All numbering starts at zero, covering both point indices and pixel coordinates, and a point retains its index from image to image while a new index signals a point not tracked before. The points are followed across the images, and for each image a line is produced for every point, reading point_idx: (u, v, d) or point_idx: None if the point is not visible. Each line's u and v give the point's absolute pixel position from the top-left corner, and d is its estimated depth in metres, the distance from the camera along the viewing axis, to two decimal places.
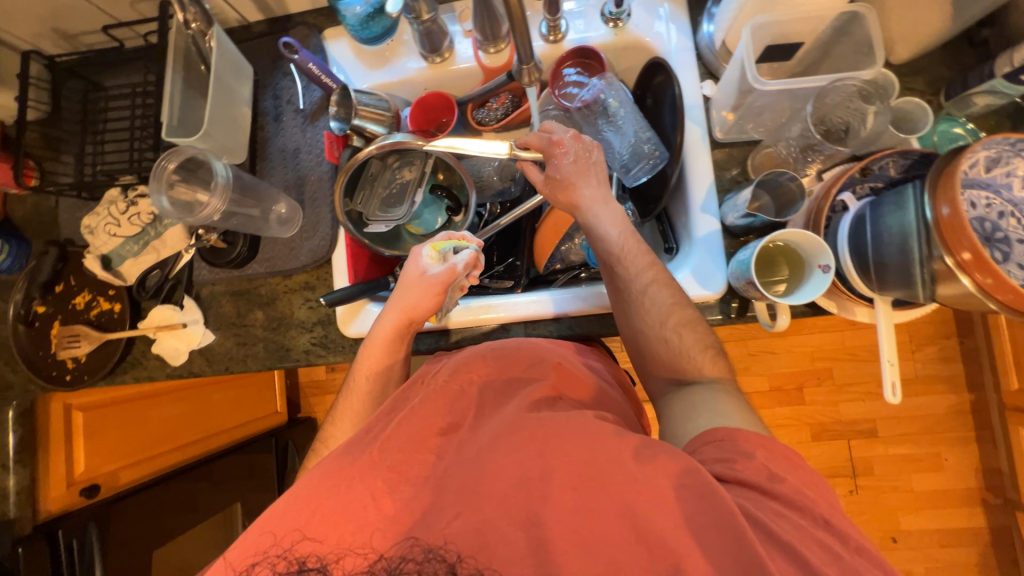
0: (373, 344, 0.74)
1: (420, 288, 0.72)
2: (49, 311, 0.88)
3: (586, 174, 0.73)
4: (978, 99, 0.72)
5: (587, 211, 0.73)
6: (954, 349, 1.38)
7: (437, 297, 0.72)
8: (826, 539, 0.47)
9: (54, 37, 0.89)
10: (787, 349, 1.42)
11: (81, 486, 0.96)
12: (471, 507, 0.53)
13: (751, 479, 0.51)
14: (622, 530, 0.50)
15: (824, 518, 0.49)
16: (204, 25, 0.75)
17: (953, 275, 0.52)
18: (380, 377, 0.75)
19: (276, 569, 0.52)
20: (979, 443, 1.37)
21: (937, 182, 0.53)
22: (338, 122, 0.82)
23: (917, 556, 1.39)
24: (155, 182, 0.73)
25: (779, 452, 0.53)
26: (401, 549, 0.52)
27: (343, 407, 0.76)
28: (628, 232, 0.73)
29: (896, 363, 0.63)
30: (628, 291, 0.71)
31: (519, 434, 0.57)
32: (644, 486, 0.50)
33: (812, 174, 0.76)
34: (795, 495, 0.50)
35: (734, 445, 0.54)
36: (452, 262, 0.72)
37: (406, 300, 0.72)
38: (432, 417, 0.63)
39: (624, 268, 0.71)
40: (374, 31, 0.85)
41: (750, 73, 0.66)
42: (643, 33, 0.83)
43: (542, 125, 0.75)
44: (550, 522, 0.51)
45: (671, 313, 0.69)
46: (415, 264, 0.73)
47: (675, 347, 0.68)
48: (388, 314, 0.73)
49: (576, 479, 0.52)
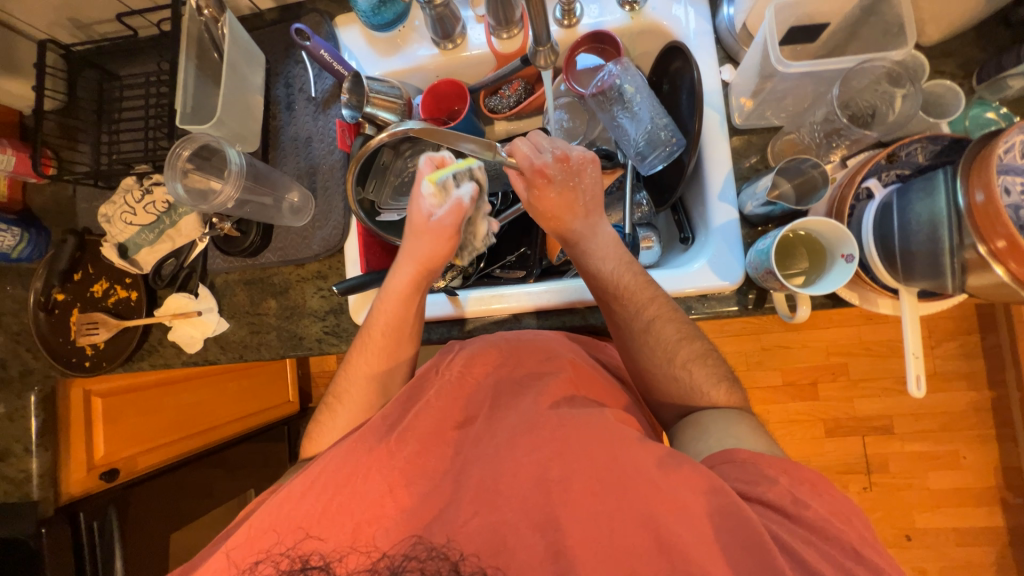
0: (374, 333, 0.72)
1: (430, 238, 0.66)
2: (67, 299, 0.90)
3: (574, 205, 0.69)
4: (1012, 82, 0.68)
5: (581, 244, 0.71)
6: (976, 345, 1.34)
7: (451, 240, 0.67)
8: (854, 569, 0.47)
9: (70, 27, 0.90)
10: (802, 345, 1.39)
11: (102, 470, 0.98)
12: (487, 506, 0.53)
13: (775, 501, 0.51)
14: (641, 538, 0.50)
15: (853, 547, 0.48)
16: (216, 12, 0.75)
17: (986, 263, 0.50)
18: (393, 333, 0.71)
19: (280, 567, 0.53)
20: (1001, 442, 1.33)
21: (971, 166, 0.51)
22: (350, 110, 0.81)
23: (932, 554, 1.36)
24: (170, 168, 0.73)
25: (804, 478, 0.53)
26: (404, 547, 0.53)
27: (342, 389, 0.74)
28: (624, 264, 0.70)
29: (922, 356, 0.62)
30: (630, 329, 0.69)
31: (537, 434, 0.57)
32: (668, 497, 0.50)
33: (836, 160, 0.74)
34: (820, 522, 0.49)
35: (756, 467, 0.54)
36: (456, 196, 0.64)
37: (419, 252, 0.67)
38: (447, 410, 0.63)
39: (622, 307, 0.69)
40: (386, 17, 0.83)
41: (774, 55, 0.64)
42: (660, 16, 0.81)
43: (533, 137, 0.70)
44: (569, 526, 0.51)
45: (679, 349, 0.67)
46: (419, 209, 0.65)
47: (684, 384, 0.66)
48: (403, 268, 0.69)
49: (595, 483, 0.53)
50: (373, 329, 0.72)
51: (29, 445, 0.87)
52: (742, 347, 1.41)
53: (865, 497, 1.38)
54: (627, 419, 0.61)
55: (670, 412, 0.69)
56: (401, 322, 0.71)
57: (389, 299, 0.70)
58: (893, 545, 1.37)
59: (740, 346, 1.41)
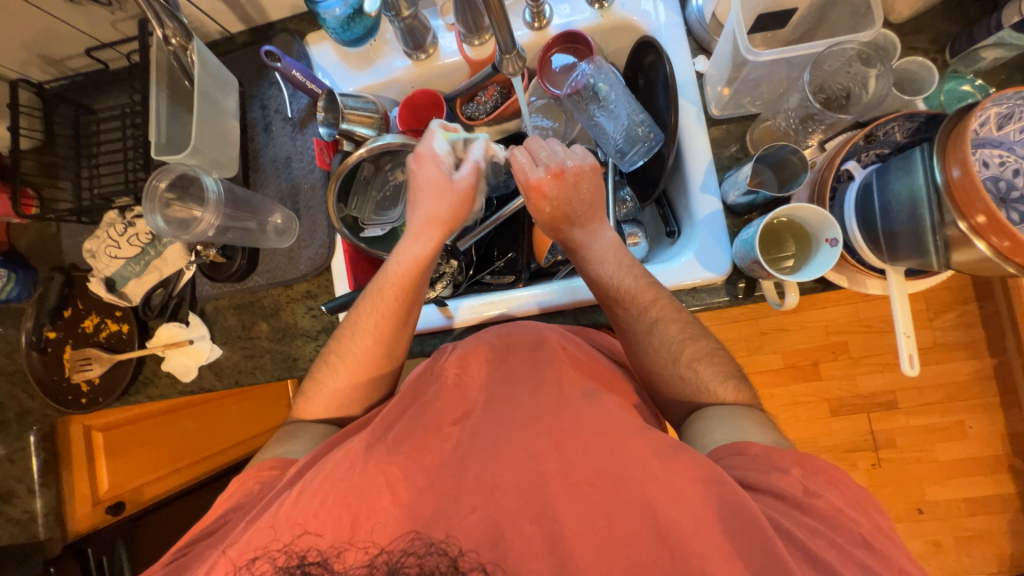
0: (375, 327, 0.70)
1: (452, 198, 0.68)
2: (59, 337, 0.89)
3: (571, 214, 0.69)
4: (987, 53, 0.68)
5: (581, 252, 0.71)
6: (973, 315, 1.34)
7: (469, 201, 0.70)
8: (865, 557, 0.46)
9: (41, 64, 0.89)
10: (801, 326, 1.39)
11: (107, 505, 1.00)
12: (487, 499, 0.53)
13: (785, 491, 0.50)
14: (641, 527, 0.50)
15: (861, 534, 0.48)
16: (184, 40, 0.72)
17: (967, 239, 0.50)
18: (406, 299, 0.70)
19: (276, 564, 0.51)
20: (1006, 408, 1.33)
21: (947, 144, 0.51)
22: (327, 128, 0.80)
23: (946, 526, 1.36)
24: (149, 202, 0.73)
25: (816, 472, 0.52)
26: (403, 542, 0.52)
27: (324, 393, 0.72)
28: (624, 267, 0.69)
29: (912, 335, 0.61)
30: (634, 331, 0.68)
31: (534, 428, 0.57)
32: (665, 486, 0.51)
33: (814, 144, 0.75)
34: (830, 512, 0.49)
35: (766, 458, 0.53)
36: (471, 157, 0.69)
37: (438, 210, 0.68)
38: (445, 405, 0.63)
39: (624, 309, 0.69)
40: (356, 32, 0.83)
41: (743, 44, 0.63)
42: (630, 12, 0.81)
43: (528, 146, 0.69)
44: (567, 517, 0.51)
45: (684, 348, 0.66)
46: (436, 168, 0.67)
47: (691, 383, 0.65)
48: (419, 229, 0.69)
49: (593, 474, 0.53)
50: (377, 326, 0.70)
51: (32, 486, 0.89)
52: (742, 333, 1.41)
53: (875, 474, 1.37)
54: (624, 406, 0.62)
55: (670, 404, 0.68)
56: (398, 319, 0.70)
57: (398, 282, 0.69)
58: (905, 520, 1.37)
59: (740, 332, 1.40)
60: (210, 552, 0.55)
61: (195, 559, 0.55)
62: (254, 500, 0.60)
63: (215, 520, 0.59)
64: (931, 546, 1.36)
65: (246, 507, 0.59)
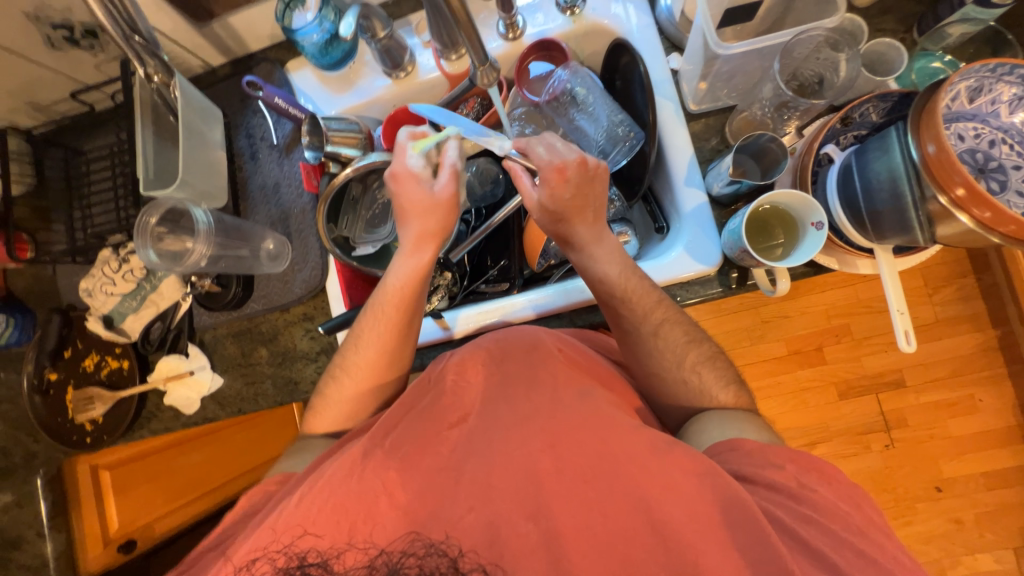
0: (378, 346, 0.70)
1: (439, 212, 0.67)
2: (61, 377, 0.89)
3: (585, 208, 0.65)
4: (952, 30, 0.69)
5: (585, 251, 0.68)
6: (972, 287, 1.34)
7: (455, 210, 0.69)
8: (861, 545, 0.46)
9: (29, 110, 0.90)
10: (801, 312, 1.38)
11: (117, 543, 1.04)
12: (483, 500, 0.53)
13: (781, 482, 0.50)
14: (638, 524, 0.50)
15: (858, 521, 0.48)
16: (166, 77, 0.73)
17: (950, 213, 0.51)
18: (407, 312, 0.70)
19: (275, 564, 0.50)
20: (1014, 379, 1.33)
21: (921, 121, 0.52)
22: (312, 151, 0.80)
23: (966, 503, 1.34)
24: (140, 237, 0.74)
25: (814, 461, 0.52)
26: (402, 543, 0.51)
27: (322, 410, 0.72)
28: (630, 269, 0.68)
29: (906, 311, 0.61)
30: (638, 333, 0.67)
31: (529, 427, 0.57)
32: (660, 480, 0.51)
33: (792, 131, 0.76)
34: (827, 500, 0.49)
35: (763, 451, 0.53)
36: (448, 163, 0.67)
37: (425, 226, 0.67)
38: (442, 412, 0.62)
39: (629, 312, 0.67)
40: (334, 56, 0.85)
41: (711, 40, 0.65)
42: (601, 16, 0.83)
43: (547, 137, 0.67)
44: (560, 515, 0.51)
45: (688, 351, 0.66)
46: (415, 187, 0.65)
47: (693, 386, 0.65)
48: (410, 249, 0.69)
49: (587, 471, 0.53)
50: (381, 341, 0.70)
51: (42, 530, 0.91)
52: (742, 323, 1.41)
53: (888, 455, 1.36)
54: (620, 403, 0.62)
55: (666, 400, 0.68)
56: (402, 331, 0.71)
57: (401, 301, 0.69)
58: (925, 499, 1.35)
59: (739, 322, 1.40)
60: (210, 564, 0.54)
61: (196, 572, 0.55)
62: (252, 515, 0.59)
63: (211, 535, 0.58)
64: (953, 525, 1.34)
65: (243, 522, 0.59)
